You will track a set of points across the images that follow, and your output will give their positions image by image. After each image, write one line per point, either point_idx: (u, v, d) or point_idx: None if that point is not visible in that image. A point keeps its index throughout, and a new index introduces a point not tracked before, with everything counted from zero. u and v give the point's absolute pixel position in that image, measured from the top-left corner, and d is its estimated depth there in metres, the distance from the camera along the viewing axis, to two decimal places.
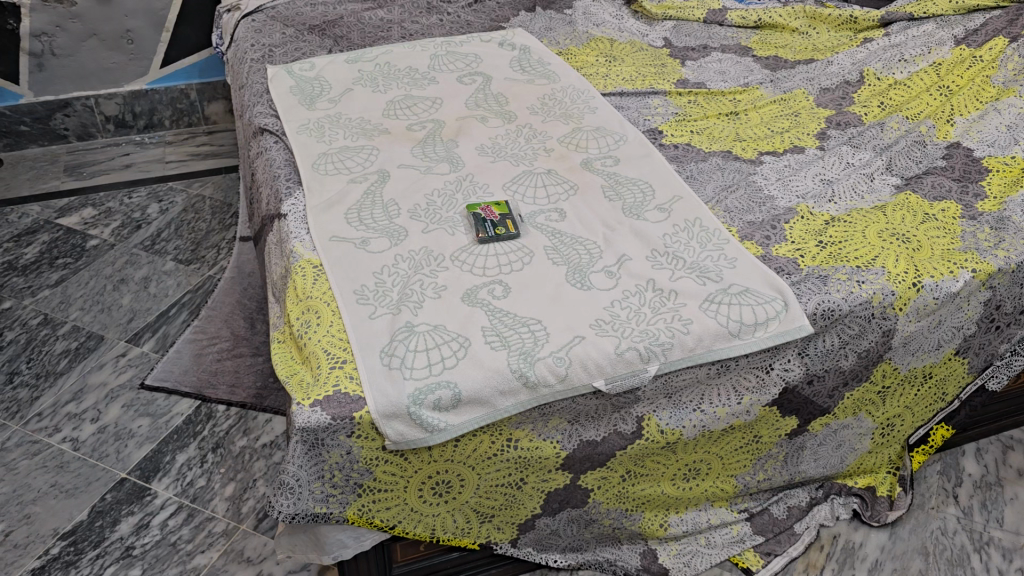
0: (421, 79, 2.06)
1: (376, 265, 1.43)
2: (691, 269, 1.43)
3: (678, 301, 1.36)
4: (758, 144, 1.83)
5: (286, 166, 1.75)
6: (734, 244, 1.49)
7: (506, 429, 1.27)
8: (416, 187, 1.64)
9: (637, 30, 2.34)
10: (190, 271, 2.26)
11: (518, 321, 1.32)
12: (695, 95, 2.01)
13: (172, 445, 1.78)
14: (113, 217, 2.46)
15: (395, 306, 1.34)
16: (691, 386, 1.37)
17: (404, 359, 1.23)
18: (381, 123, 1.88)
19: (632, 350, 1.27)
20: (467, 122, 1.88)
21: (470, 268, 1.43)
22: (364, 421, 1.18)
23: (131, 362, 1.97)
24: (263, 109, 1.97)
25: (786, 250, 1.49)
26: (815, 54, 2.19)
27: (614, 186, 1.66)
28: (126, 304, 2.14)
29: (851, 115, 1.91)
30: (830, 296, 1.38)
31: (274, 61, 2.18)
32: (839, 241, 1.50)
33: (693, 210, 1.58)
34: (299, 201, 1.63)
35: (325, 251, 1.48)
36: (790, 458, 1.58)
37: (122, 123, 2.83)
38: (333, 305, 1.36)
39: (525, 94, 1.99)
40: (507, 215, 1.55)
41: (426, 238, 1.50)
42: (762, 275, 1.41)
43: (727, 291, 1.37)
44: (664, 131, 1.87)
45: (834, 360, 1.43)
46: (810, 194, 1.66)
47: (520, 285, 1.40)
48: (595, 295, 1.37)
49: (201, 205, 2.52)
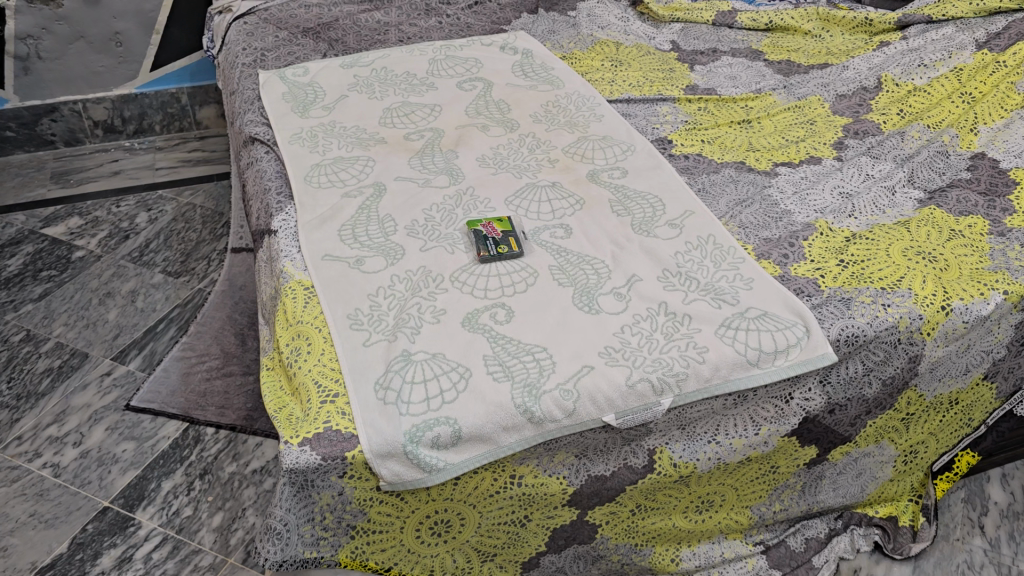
0: (420, 85, 1.98)
1: (372, 287, 1.35)
2: (705, 291, 1.34)
3: (693, 326, 1.28)
4: (773, 154, 1.74)
5: (277, 178, 1.67)
6: (750, 264, 1.41)
7: (509, 465, 1.19)
8: (413, 202, 1.55)
9: (644, 32, 2.25)
10: (179, 284, 2.17)
11: (523, 349, 1.23)
12: (706, 102, 1.92)
13: (157, 471, 1.69)
14: (100, 227, 2.37)
15: (391, 332, 1.25)
16: (706, 417, 1.29)
17: (400, 392, 1.14)
18: (377, 131, 1.80)
19: (644, 382, 1.19)
20: (467, 131, 1.79)
21: (471, 290, 1.34)
22: (357, 461, 1.09)
23: (116, 381, 1.89)
24: (254, 117, 1.88)
25: (805, 269, 1.41)
26: (829, 58, 2.10)
27: (622, 200, 1.58)
28: (112, 319, 2.05)
29: (869, 124, 1.83)
30: (853, 320, 1.30)
31: (266, 65, 2.09)
32: (862, 259, 1.42)
33: (706, 226, 1.50)
34: (290, 216, 1.54)
35: (317, 271, 1.39)
36: (808, 488, 1.49)
37: (111, 128, 2.75)
38: (325, 331, 1.27)
39: (528, 101, 1.91)
40: (510, 232, 1.46)
41: (424, 256, 1.42)
42: (780, 297, 1.33)
43: (745, 315, 1.29)
44: (673, 140, 1.78)
45: (858, 388, 1.35)
46: (829, 208, 1.57)
47: (524, 308, 1.31)
48: (604, 320, 1.29)
49: (191, 214, 2.44)
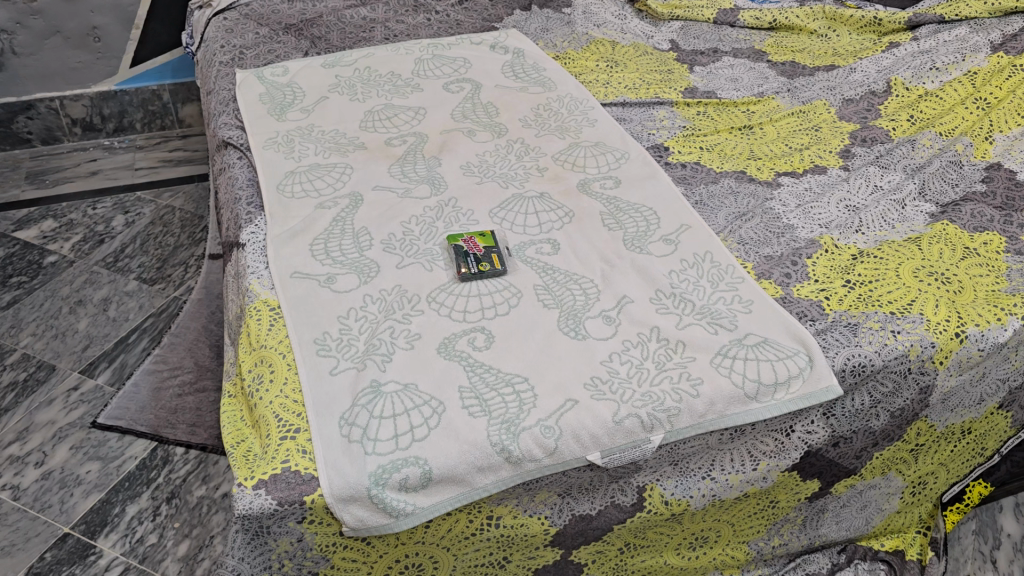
0: (405, 86, 1.88)
1: (343, 308, 1.26)
2: (701, 314, 1.25)
3: (686, 355, 1.18)
4: (775, 163, 1.64)
5: (248, 186, 1.57)
6: (750, 284, 1.32)
7: (485, 506, 1.10)
8: (391, 214, 1.46)
9: (642, 31, 2.14)
10: (154, 292, 2.08)
11: (502, 379, 1.14)
12: (705, 106, 1.82)
13: (122, 494, 1.60)
14: (74, 230, 2.28)
15: (360, 360, 1.16)
16: (700, 452, 1.19)
17: (366, 429, 1.05)
18: (356, 136, 1.70)
19: (632, 418, 1.10)
20: (453, 136, 1.69)
21: (449, 312, 1.25)
22: (317, 506, 1.00)
23: (83, 397, 1.80)
24: (229, 119, 1.78)
25: (808, 291, 1.32)
26: (836, 59, 2.00)
27: (614, 212, 1.48)
28: (82, 329, 1.96)
29: (877, 131, 1.73)
30: (860, 348, 1.21)
31: (244, 64, 1.99)
32: (869, 280, 1.33)
33: (704, 242, 1.40)
34: (260, 229, 1.44)
35: (285, 290, 1.30)
36: (809, 522, 1.39)
37: (90, 125, 2.65)
38: (289, 357, 1.18)
39: (517, 104, 1.81)
40: (493, 247, 1.37)
41: (401, 274, 1.32)
42: (781, 322, 1.24)
43: (743, 342, 1.20)
44: (670, 147, 1.69)
45: (864, 420, 1.25)
46: (834, 222, 1.47)
47: (506, 332, 1.22)
48: (591, 346, 1.20)
49: (169, 217, 2.34)
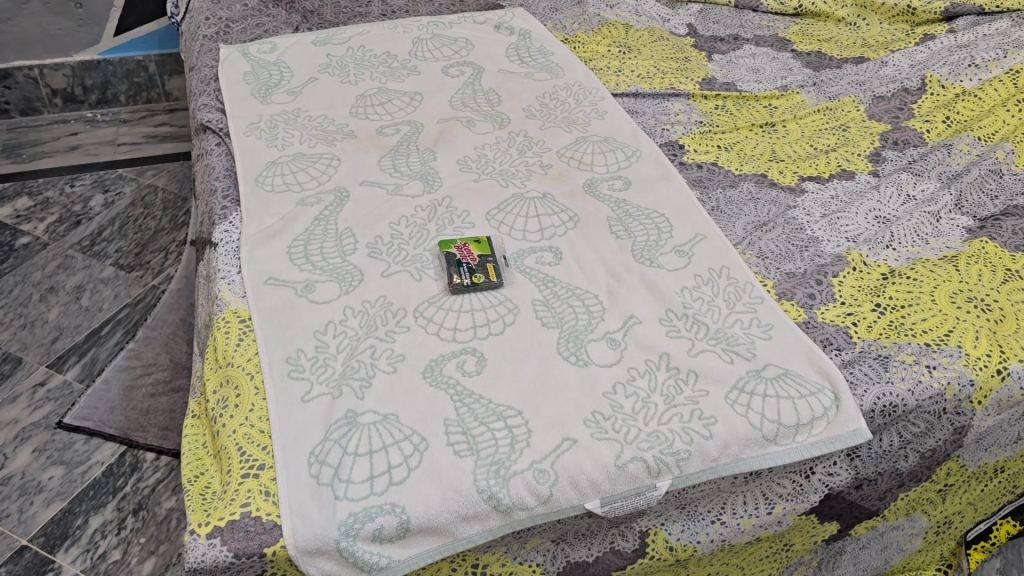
0: (401, 68, 1.74)
1: (320, 322, 1.14)
2: (716, 340, 1.13)
3: (698, 388, 1.06)
4: (799, 166, 1.51)
5: (225, 176, 1.44)
6: (770, 306, 1.20)
7: (470, 554, 0.99)
8: (378, 213, 1.33)
9: (658, 13, 2.00)
10: (130, 280, 1.96)
11: (493, 412, 1.02)
12: (724, 99, 1.69)
13: (86, 504, 1.50)
14: (50, 210, 2.16)
15: (336, 384, 1.05)
16: (710, 495, 1.08)
17: (338, 469, 0.94)
18: (345, 123, 1.57)
19: (638, 463, 0.98)
20: (450, 126, 1.56)
21: (438, 330, 1.14)
22: (279, 558, 0.89)
23: (49, 394, 1.69)
24: (208, 101, 1.64)
25: (834, 315, 1.20)
26: (865, 51, 1.86)
27: (623, 218, 1.36)
28: (52, 319, 1.85)
29: (910, 133, 1.60)
30: (891, 385, 1.09)
31: (229, 39, 1.85)
32: (902, 304, 1.20)
33: (720, 255, 1.28)
34: (234, 226, 1.32)
35: (257, 298, 1.18)
36: (825, 564, 1.29)
37: (71, 97, 2.51)
38: (258, 379, 1.07)
39: (522, 91, 1.68)
40: (489, 256, 1.25)
41: (386, 284, 1.20)
42: (804, 352, 1.12)
43: (761, 375, 1.08)
44: (686, 145, 1.55)
45: (892, 462, 1.14)
46: (862, 236, 1.35)
47: (500, 355, 1.11)
48: (593, 375, 1.08)
49: (151, 198, 2.22)
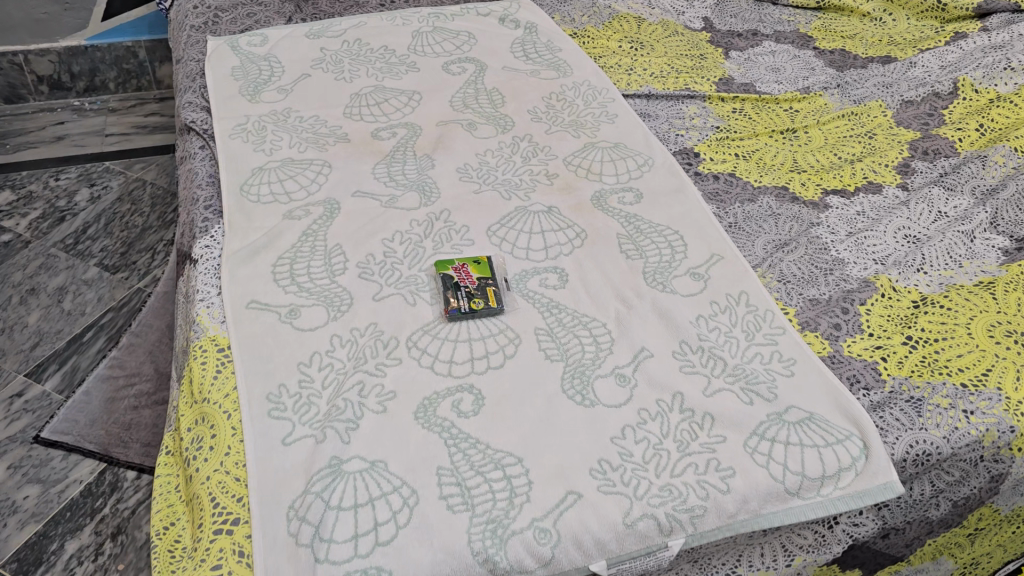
0: (399, 64, 1.64)
1: (305, 353, 1.05)
2: (733, 378, 1.04)
3: (715, 433, 0.98)
4: (822, 177, 1.41)
5: (208, 184, 1.35)
6: (792, 337, 1.11)
7: None
8: (370, 228, 1.23)
9: (672, 6, 1.89)
10: (115, 282, 1.88)
11: (490, 459, 0.94)
12: (742, 102, 1.59)
13: (62, 527, 1.43)
14: (33, 204, 2.07)
15: (320, 426, 0.96)
16: (725, 548, 0.99)
17: (319, 527, 0.86)
18: (338, 125, 1.47)
19: (648, 520, 0.90)
20: (450, 129, 1.46)
21: (433, 363, 1.05)
22: None
23: (27, 405, 1.61)
24: (193, 98, 1.54)
25: (861, 348, 1.11)
26: (892, 49, 1.75)
27: (633, 235, 1.26)
28: (32, 324, 1.77)
29: (941, 141, 1.50)
30: (925, 432, 1.00)
31: (218, 29, 1.75)
32: (935, 337, 1.11)
33: (738, 279, 1.19)
34: (215, 242, 1.23)
35: (237, 324, 1.09)
36: None
37: (58, 84, 2.41)
38: (236, 418, 0.98)
39: (527, 91, 1.58)
40: (489, 279, 1.16)
41: (378, 309, 1.11)
42: (829, 392, 1.03)
43: (784, 420, 0.99)
44: (701, 153, 1.46)
45: (922, 510, 1.05)
46: (891, 258, 1.25)
47: (499, 393, 1.02)
48: (600, 417, 0.99)
49: (139, 193, 2.13)
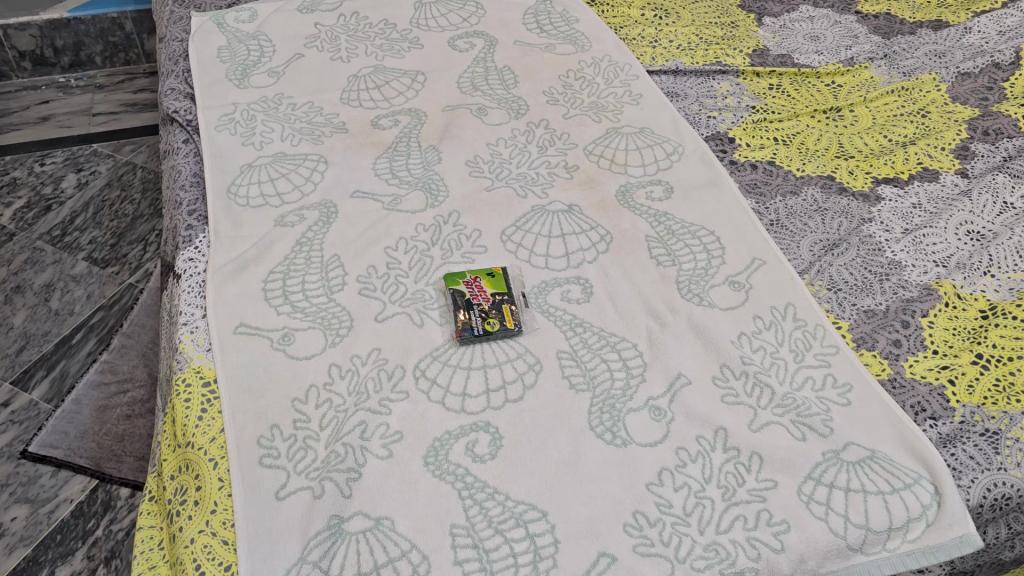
0: (401, 40, 1.50)
1: (300, 387, 0.93)
2: (784, 409, 0.92)
3: (765, 478, 0.86)
4: (872, 164, 1.27)
5: (193, 184, 1.22)
6: (847, 358, 0.98)
7: None
8: (371, 236, 1.11)
9: None
10: (105, 278, 1.76)
11: (512, 514, 0.83)
12: (779, 77, 1.44)
13: (52, 552, 1.33)
14: (17, 192, 1.95)
15: (317, 477, 0.85)
16: None
17: None
18: (335, 112, 1.33)
19: None
20: (458, 115, 1.33)
21: (443, 396, 0.93)
22: None
23: (13, 417, 1.51)
24: (176, 83, 1.40)
25: (925, 369, 0.98)
26: (942, 11, 1.60)
27: (664, 237, 1.13)
28: (17, 325, 1.66)
29: (1003, 119, 1.35)
30: (1003, 473, 0.88)
31: (203, 3, 1.60)
32: (1010, 355, 0.98)
33: (783, 289, 1.06)
34: (200, 253, 1.10)
35: (224, 353, 0.97)
36: None
37: (41, 59, 2.27)
38: (223, 467, 0.87)
39: (542, 69, 1.43)
40: (505, 296, 1.03)
41: (381, 332, 0.99)
42: (893, 426, 0.91)
43: (843, 462, 0.87)
44: (736, 138, 1.32)
45: (994, 553, 0.94)
46: (954, 259, 1.12)
47: (518, 432, 0.90)
48: (634, 459, 0.88)
49: (129, 177, 2.00)
